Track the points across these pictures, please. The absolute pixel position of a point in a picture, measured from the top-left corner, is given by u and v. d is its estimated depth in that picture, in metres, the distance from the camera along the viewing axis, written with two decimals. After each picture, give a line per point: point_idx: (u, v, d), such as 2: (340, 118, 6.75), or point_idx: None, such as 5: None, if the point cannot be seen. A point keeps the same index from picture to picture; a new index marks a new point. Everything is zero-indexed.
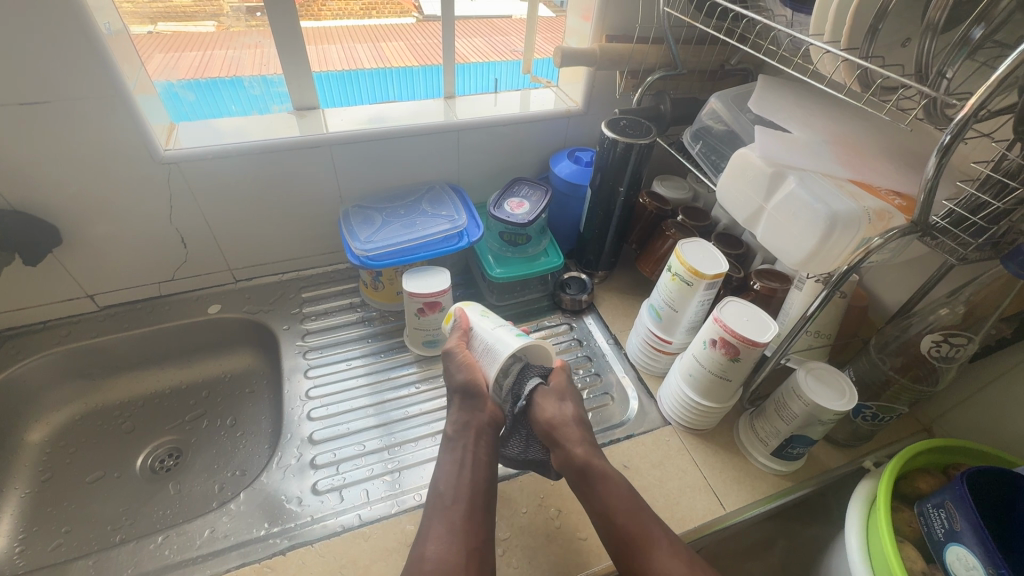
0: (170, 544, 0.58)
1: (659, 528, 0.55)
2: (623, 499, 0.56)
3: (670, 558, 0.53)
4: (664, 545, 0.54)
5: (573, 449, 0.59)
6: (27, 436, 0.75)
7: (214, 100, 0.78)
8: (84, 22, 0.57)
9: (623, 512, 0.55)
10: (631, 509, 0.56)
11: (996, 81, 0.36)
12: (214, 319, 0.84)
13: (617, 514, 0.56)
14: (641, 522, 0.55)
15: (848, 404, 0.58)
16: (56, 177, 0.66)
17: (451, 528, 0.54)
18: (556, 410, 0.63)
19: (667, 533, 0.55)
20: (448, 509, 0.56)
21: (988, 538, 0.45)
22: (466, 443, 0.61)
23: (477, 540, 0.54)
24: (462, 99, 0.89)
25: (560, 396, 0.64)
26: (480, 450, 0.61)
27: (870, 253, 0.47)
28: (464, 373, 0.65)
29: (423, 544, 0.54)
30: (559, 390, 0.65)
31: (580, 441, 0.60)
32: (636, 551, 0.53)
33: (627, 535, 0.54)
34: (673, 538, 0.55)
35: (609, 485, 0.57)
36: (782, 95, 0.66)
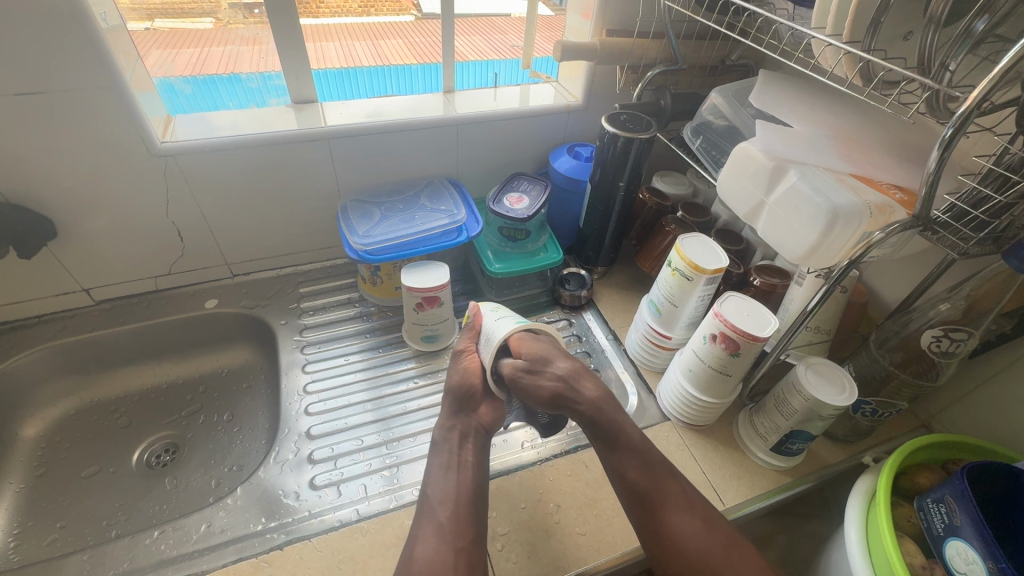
0: (166, 539, 0.58)
1: (675, 484, 0.55)
2: (633, 455, 0.56)
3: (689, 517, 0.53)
4: (679, 500, 0.54)
5: (579, 404, 0.59)
6: (21, 431, 0.74)
7: (211, 94, 0.77)
8: (81, 13, 0.56)
9: (636, 468, 0.56)
10: (643, 467, 0.56)
11: (999, 73, 0.36)
12: (211, 313, 0.83)
13: (625, 471, 0.56)
14: (656, 481, 0.55)
15: (849, 400, 0.58)
16: (52, 169, 0.65)
17: (444, 529, 0.53)
18: (547, 380, 0.59)
19: (684, 489, 0.55)
20: (434, 507, 0.55)
21: (988, 534, 0.45)
22: (452, 446, 0.60)
23: (463, 539, 0.53)
24: (461, 94, 0.87)
25: (532, 363, 0.60)
26: (467, 451, 0.60)
27: (871, 246, 0.47)
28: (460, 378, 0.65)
29: (413, 544, 0.53)
30: (536, 358, 0.60)
31: (585, 393, 0.59)
32: (648, 507, 0.54)
33: (640, 489, 0.55)
34: (690, 493, 0.55)
35: (625, 439, 0.57)
36: (784, 90, 0.66)
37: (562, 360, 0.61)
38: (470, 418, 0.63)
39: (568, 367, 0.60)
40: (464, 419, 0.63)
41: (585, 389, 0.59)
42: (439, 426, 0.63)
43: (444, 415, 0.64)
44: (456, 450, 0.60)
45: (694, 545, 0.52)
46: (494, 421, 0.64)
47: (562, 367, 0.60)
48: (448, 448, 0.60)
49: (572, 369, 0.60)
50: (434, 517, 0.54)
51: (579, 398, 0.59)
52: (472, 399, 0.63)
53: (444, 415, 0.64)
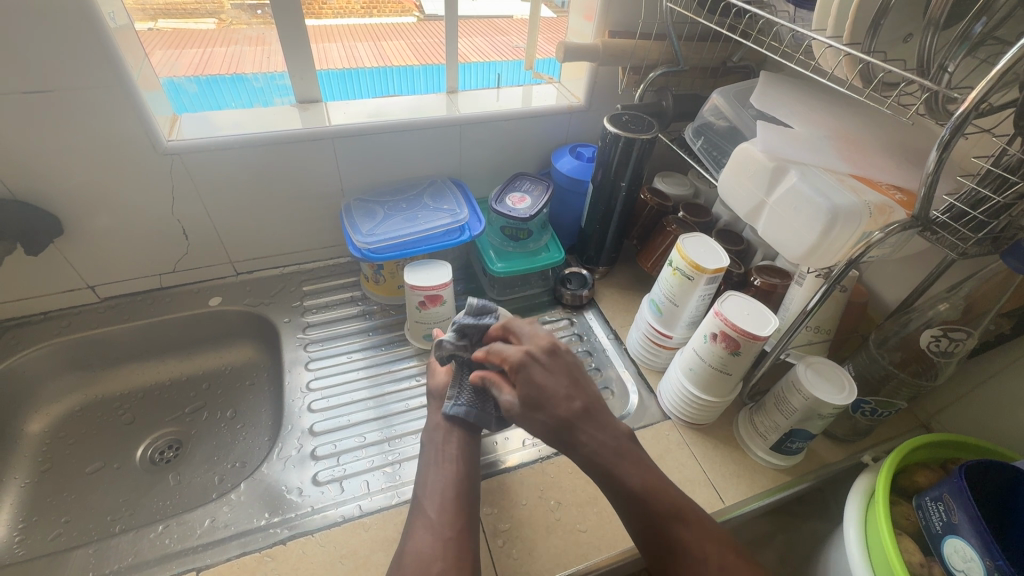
0: (170, 533, 0.58)
1: (688, 530, 0.51)
2: (637, 508, 0.53)
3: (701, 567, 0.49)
4: (693, 551, 0.50)
5: (577, 451, 0.56)
6: (27, 426, 0.75)
7: (215, 94, 0.78)
8: (89, 13, 0.57)
9: (641, 518, 0.53)
10: (651, 516, 0.52)
11: (996, 75, 0.37)
12: (215, 311, 0.84)
13: (635, 520, 0.53)
14: (661, 531, 0.52)
15: (848, 399, 0.58)
16: (60, 167, 0.66)
17: (429, 525, 0.54)
18: (540, 424, 0.58)
19: (698, 536, 0.51)
20: (432, 507, 0.55)
21: (985, 531, 0.46)
22: (437, 443, 0.61)
23: (451, 530, 0.53)
24: (464, 95, 0.88)
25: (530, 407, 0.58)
26: (451, 445, 0.61)
27: (871, 246, 0.47)
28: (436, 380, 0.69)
29: (408, 540, 0.53)
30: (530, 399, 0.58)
31: (580, 443, 0.56)
32: (662, 559, 0.51)
33: (651, 541, 0.52)
34: (705, 539, 0.51)
35: (627, 492, 0.54)
36: (785, 91, 0.66)
37: (565, 397, 0.58)
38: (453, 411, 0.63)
39: (566, 413, 0.57)
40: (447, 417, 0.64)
41: (582, 425, 0.57)
42: (441, 423, 0.63)
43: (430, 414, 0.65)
44: (441, 447, 0.61)
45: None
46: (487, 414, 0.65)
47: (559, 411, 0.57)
48: (433, 445, 0.61)
49: (570, 417, 0.57)
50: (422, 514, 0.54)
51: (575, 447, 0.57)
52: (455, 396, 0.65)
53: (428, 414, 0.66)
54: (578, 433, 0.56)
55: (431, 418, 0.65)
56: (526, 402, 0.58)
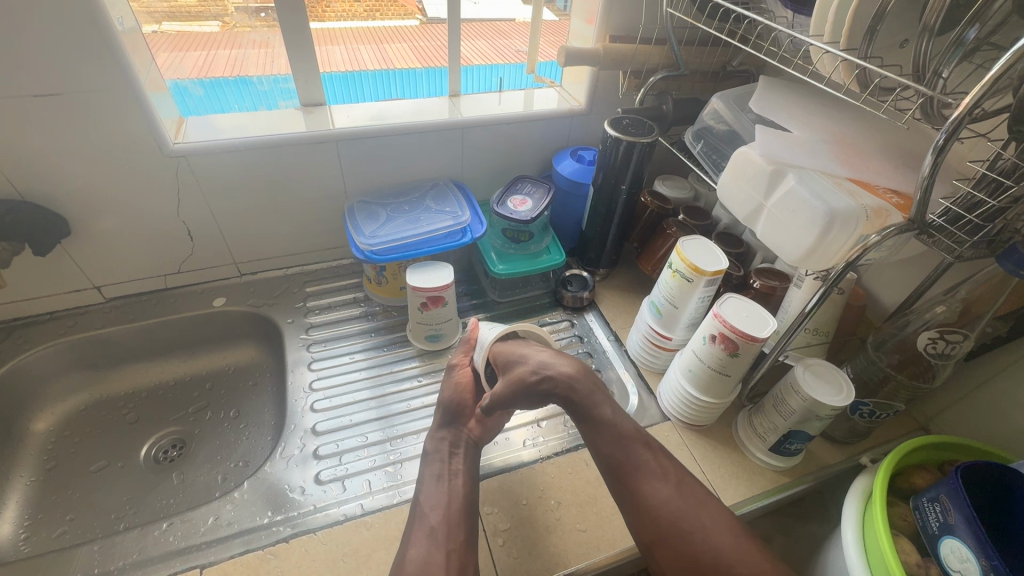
0: (175, 531, 0.59)
1: (649, 452, 0.58)
2: (609, 436, 0.59)
3: (659, 480, 0.56)
4: (653, 469, 0.57)
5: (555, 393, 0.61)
6: (33, 425, 0.75)
7: (221, 97, 0.79)
8: (99, 18, 0.58)
9: (609, 444, 0.59)
10: (619, 440, 0.59)
11: (990, 81, 0.37)
12: (219, 312, 0.85)
13: (603, 446, 0.59)
14: (626, 450, 0.58)
15: (846, 400, 0.58)
16: (68, 169, 0.67)
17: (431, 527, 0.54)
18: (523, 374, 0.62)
19: (659, 458, 0.58)
20: (433, 515, 0.56)
21: (982, 531, 0.46)
22: (443, 456, 0.62)
23: (454, 542, 0.54)
24: (466, 98, 0.89)
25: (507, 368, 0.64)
26: (457, 460, 0.61)
27: (867, 249, 0.48)
28: (451, 393, 0.67)
29: (407, 545, 0.54)
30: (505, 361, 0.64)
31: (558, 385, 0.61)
32: (625, 478, 0.57)
33: (616, 462, 0.58)
34: (663, 462, 0.58)
35: (599, 420, 0.60)
36: (784, 95, 0.67)
37: (539, 353, 0.64)
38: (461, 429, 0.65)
39: (539, 359, 0.63)
40: (451, 429, 0.64)
41: (559, 368, 0.62)
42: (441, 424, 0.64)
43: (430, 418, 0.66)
44: (448, 463, 0.61)
45: (665, 509, 0.54)
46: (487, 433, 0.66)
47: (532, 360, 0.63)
48: (439, 458, 0.61)
49: (543, 360, 0.63)
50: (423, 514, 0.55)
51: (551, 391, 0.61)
52: (456, 401, 0.66)
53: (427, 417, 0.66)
54: (553, 373, 0.62)
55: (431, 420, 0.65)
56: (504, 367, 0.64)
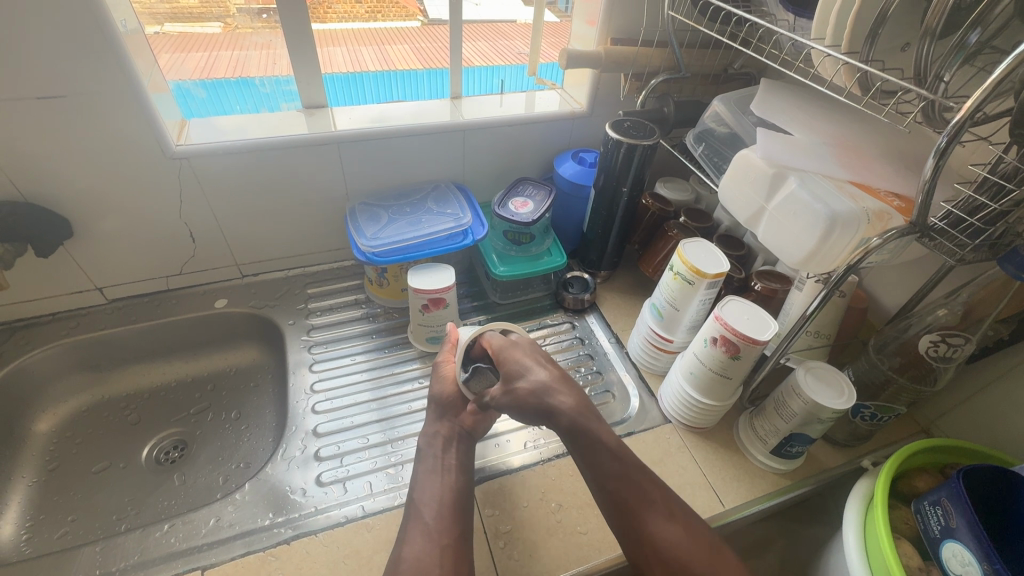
0: (176, 533, 0.59)
1: (655, 489, 0.56)
2: (613, 470, 0.57)
3: (666, 520, 0.54)
4: (659, 508, 0.55)
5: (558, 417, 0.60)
6: (34, 426, 0.76)
7: (223, 99, 0.79)
8: (102, 20, 0.58)
9: (614, 480, 0.57)
10: (624, 475, 0.56)
11: (992, 84, 0.37)
12: (221, 313, 0.85)
13: (606, 481, 0.57)
14: (632, 487, 0.56)
15: (848, 403, 0.58)
16: (71, 171, 0.67)
17: (427, 528, 0.54)
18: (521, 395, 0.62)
19: (665, 496, 0.56)
20: (427, 512, 0.56)
21: (983, 535, 0.46)
22: (436, 451, 0.62)
23: (448, 537, 0.54)
24: (468, 100, 0.90)
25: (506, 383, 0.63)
26: (450, 454, 0.62)
27: (869, 253, 0.48)
28: (439, 388, 0.68)
29: (402, 545, 0.54)
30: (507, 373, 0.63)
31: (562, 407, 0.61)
32: (631, 515, 0.55)
33: (620, 499, 0.56)
34: (670, 500, 0.56)
35: (602, 453, 0.58)
36: (785, 98, 0.67)
37: (539, 370, 0.63)
38: (453, 421, 0.65)
39: (540, 380, 0.62)
40: (447, 422, 0.64)
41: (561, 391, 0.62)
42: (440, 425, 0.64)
43: (430, 420, 0.66)
44: (440, 455, 0.61)
45: (675, 553, 0.52)
46: (483, 421, 0.66)
47: (534, 379, 0.62)
48: (432, 453, 0.62)
49: (544, 381, 0.62)
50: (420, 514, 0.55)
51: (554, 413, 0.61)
52: (456, 404, 0.66)
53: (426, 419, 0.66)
54: (553, 399, 0.61)
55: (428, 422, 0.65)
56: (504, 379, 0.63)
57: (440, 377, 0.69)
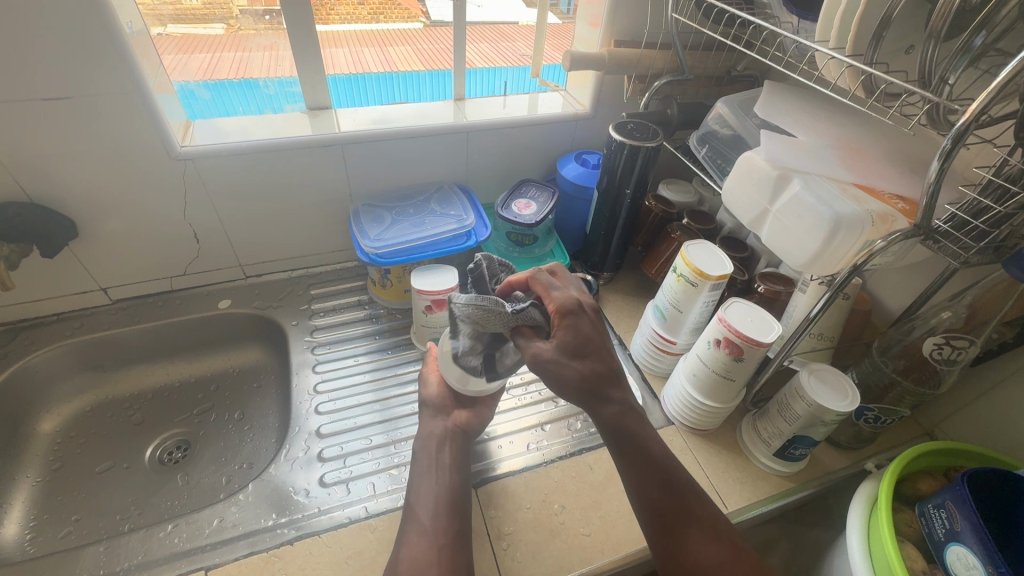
0: (179, 533, 0.59)
1: (701, 506, 0.53)
2: (657, 479, 0.53)
3: (709, 538, 0.51)
4: (704, 524, 0.51)
5: (605, 408, 0.55)
6: (39, 426, 0.76)
7: (227, 100, 0.79)
8: (109, 23, 0.59)
9: (657, 490, 0.53)
10: (667, 486, 0.53)
11: (997, 87, 0.37)
12: (224, 314, 0.85)
13: (648, 492, 0.53)
14: (678, 498, 0.53)
15: (851, 406, 0.58)
16: (77, 172, 0.67)
17: (428, 529, 0.54)
18: (575, 373, 0.54)
19: (710, 513, 0.53)
20: (422, 513, 0.56)
21: (987, 538, 0.46)
22: (430, 451, 0.62)
23: (446, 536, 0.54)
24: (471, 102, 0.91)
25: (569, 352, 0.54)
26: (445, 453, 0.62)
27: (873, 255, 0.48)
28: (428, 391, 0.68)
29: (400, 547, 0.54)
30: (574, 345, 0.54)
31: (614, 399, 0.55)
32: (671, 529, 0.52)
33: (663, 511, 0.52)
34: (714, 516, 0.53)
35: (647, 461, 0.54)
36: (789, 100, 0.67)
37: (597, 352, 0.55)
38: (444, 421, 0.65)
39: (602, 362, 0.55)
40: (439, 423, 0.65)
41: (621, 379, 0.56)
42: (439, 429, 0.64)
43: (424, 420, 0.66)
44: (435, 455, 0.61)
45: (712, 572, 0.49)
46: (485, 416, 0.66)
47: (594, 363, 0.55)
48: (425, 453, 0.62)
49: (606, 365, 0.55)
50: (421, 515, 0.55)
51: (606, 403, 0.55)
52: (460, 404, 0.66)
53: (424, 420, 0.66)
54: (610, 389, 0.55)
55: (429, 424, 0.65)
56: (570, 351, 0.54)
57: (425, 385, 0.69)
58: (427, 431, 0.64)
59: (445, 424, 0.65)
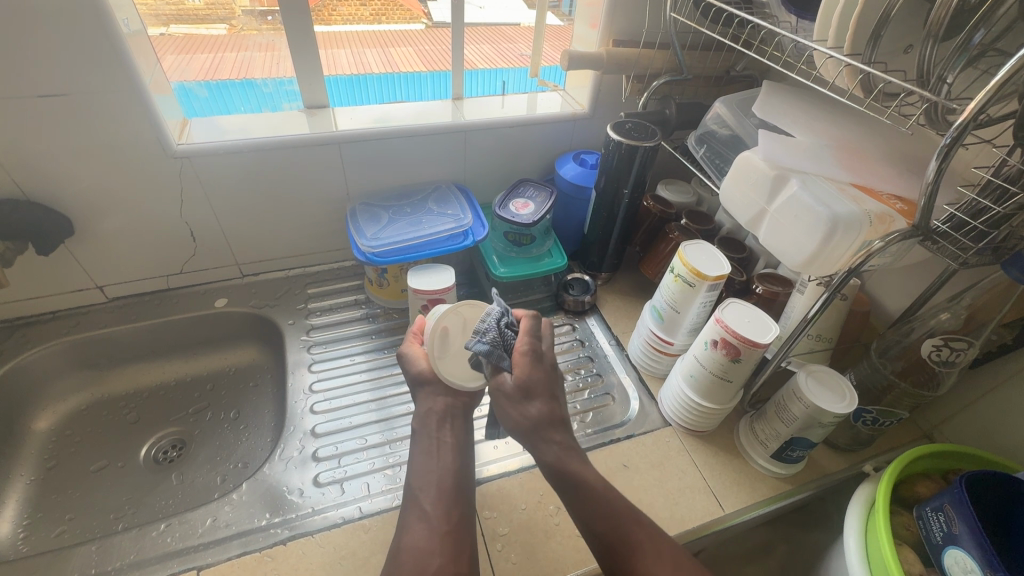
0: (172, 532, 0.59)
1: (644, 531, 0.50)
2: (598, 508, 0.51)
3: (657, 562, 0.48)
4: (648, 548, 0.49)
5: (547, 448, 0.54)
6: (33, 424, 0.75)
7: (226, 98, 0.79)
8: (104, 20, 0.59)
9: (599, 519, 0.51)
10: (609, 516, 0.51)
11: (995, 87, 0.37)
12: (220, 312, 0.85)
13: (594, 524, 0.51)
14: (621, 527, 0.50)
15: (849, 407, 0.58)
16: (73, 170, 0.67)
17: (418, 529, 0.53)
18: (522, 415, 0.56)
19: (653, 535, 0.50)
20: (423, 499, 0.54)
21: (985, 541, 0.45)
22: (431, 430, 0.59)
23: (443, 533, 0.52)
24: (469, 101, 0.90)
25: (519, 394, 0.56)
26: (446, 433, 0.60)
27: (871, 255, 0.47)
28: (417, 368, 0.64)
29: (400, 536, 0.52)
30: (520, 389, 0.56)
31: (554, 440, 0.55)
32: (620, 561, 0.49)
33: (609, 541, 0.50)
34: (657, 537, 0.50)
35: (587, 495, 0.52)
36: (787, 100, 0.67)
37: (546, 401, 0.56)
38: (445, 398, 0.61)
39: (548, 413, 0.55)
40: (439, 399, 0.61)
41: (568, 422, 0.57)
42: (440, 405, 0.61)
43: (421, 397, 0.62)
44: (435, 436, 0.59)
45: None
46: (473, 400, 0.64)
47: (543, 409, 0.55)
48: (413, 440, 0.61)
49: (554, 414, 0.56)
50: (413, 512, 0.54)
51: (550, 441, 0.55)
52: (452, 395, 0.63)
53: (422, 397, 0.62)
54: (555, 433, 0.55)
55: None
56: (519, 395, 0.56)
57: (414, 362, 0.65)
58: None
59: (447, 401, 0.61)
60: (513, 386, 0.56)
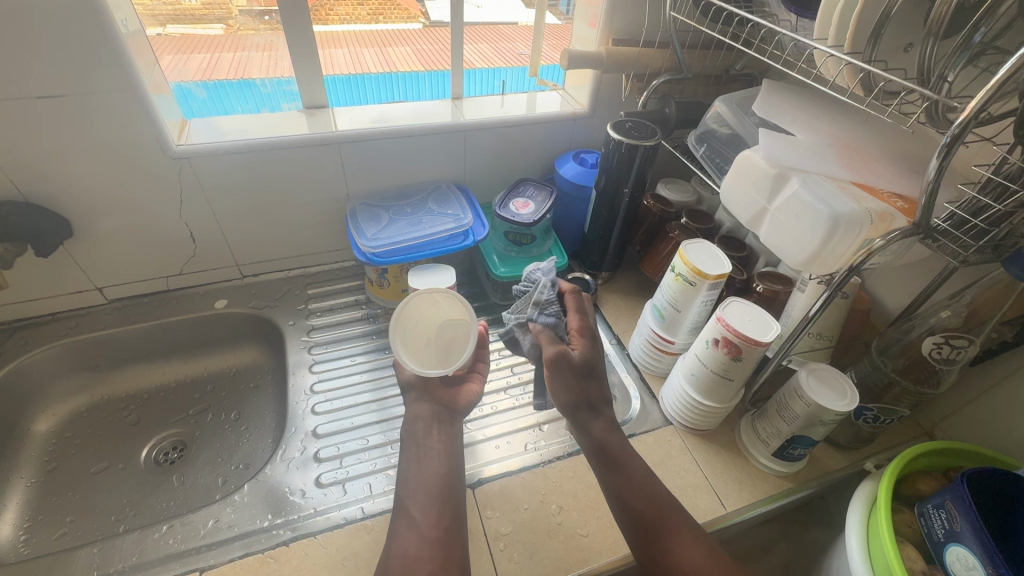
0: (174, 534, 0.59)
1: (679, 516, 0.54)
2: (638, 490, 0.56)
3: (690, 545, 0.52)
4: (683, 531, 0.53)
5: (593, 427, 0.60)
6: (33, 426, 0.75)
7: (224, 99, 0.79)
8: (103, 21, 0.58)
9: (634, 502, 0.55)
10: (649, 499, 0.55)
11: (996, 84, 0.37)
12: (221, 313, 0.85)
13: (631, 504, 0.55)
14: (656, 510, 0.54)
15: (850, 405, 0.58)
16: (72, 172, 0.67)
17: (422, 529, 0.53)
18: (580, 392, 0.61)
19: (687, 521, 0.54)
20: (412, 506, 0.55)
21: (987, 538, 0.45)
22: (419, 437, 0.60)
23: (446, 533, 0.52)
24: (469, 101, 0.90)
25: (586, 366, 0.62)
26: (433, 438, 0.61)
27: (872, 253, 0.47)
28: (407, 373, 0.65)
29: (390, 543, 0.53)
30: (585, 364, 0.62)
31: (602, 417, 0.61)
32: (654, 539, 0.53)
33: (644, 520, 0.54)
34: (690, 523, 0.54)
35: (631, 475, 0.57)
36: (787, 99, 0.67)
37: (601, 376, 0.64)
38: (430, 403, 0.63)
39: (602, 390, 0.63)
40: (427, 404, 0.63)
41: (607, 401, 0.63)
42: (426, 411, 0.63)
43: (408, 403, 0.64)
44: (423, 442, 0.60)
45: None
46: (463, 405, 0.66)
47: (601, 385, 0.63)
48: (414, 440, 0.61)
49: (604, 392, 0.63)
50: (417, 512, 0.54)
51: (597, 419, 0.61)
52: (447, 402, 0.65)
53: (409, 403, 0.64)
54: (605, 409, 0.62)
55: (412, 406, 0.64)
56: (586, 368, 0.62)
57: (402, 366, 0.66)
58: (413, 415, 0.63)
59: (432, 406, 0.63)
60: (580, 359, 0.62)
